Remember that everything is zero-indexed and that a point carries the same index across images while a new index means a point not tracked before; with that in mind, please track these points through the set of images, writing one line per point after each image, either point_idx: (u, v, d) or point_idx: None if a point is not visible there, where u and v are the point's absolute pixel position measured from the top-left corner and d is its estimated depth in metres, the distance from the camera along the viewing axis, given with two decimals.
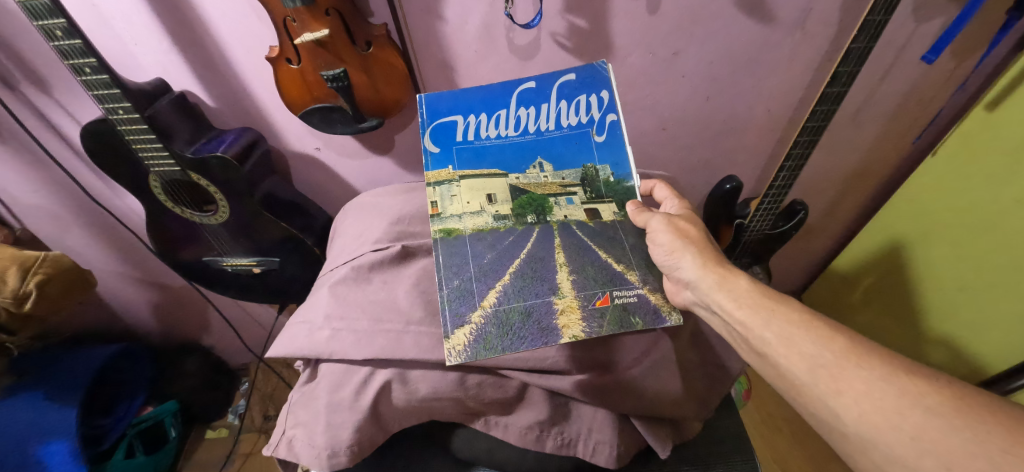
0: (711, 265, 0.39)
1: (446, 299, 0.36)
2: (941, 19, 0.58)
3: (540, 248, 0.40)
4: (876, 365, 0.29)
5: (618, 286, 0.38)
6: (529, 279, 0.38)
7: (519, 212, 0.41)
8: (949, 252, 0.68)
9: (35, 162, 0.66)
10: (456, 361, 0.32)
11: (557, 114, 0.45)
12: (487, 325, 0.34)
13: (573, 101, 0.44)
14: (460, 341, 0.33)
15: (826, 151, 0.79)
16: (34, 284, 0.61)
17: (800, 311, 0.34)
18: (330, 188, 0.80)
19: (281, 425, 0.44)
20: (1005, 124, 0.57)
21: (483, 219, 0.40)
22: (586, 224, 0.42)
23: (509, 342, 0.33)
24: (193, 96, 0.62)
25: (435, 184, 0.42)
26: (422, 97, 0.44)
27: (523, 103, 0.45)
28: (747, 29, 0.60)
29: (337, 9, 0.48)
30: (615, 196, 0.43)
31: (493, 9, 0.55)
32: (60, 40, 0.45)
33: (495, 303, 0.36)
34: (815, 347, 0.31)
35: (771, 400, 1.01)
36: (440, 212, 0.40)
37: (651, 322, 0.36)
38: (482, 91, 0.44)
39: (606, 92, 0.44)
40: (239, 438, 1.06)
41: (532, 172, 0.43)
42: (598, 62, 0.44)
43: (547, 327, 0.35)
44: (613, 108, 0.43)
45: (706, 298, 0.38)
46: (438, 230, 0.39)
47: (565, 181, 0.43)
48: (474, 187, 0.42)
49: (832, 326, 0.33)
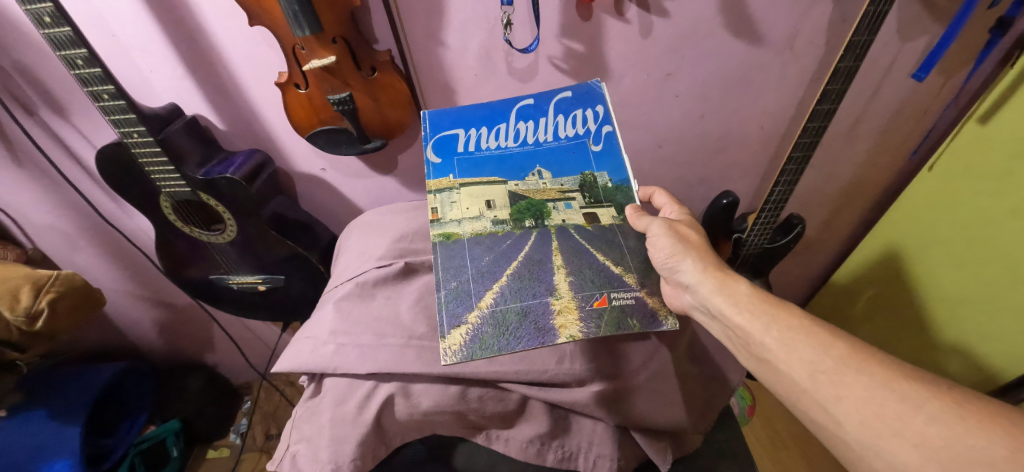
0: (711, 269, 0.40)
1: (443, 300, 0.37)
2: (924, 37, 0.60)
3: (538, 250, 0.41)
4: (876, 371, 0.30)
5: (615, 287, 0.39)
6: (526, 280, 0.39)
7: (517, 217, 0.42)
8: (947, 261, 0.69)
9: (49, 183, 0.68)
10: (451, 360, 0.33)
11: (554, 127, 0.48)
12: (483, 325, 0.36)
13: (570, 115, 0.48)
14: (456, 341, 0.34)
15: (822, 166, 0.80)
16: (46, 302, 0.63)
17: (800, 317, 0.35)
18: (334, 207, 0.82)
19: (284, 442, 0.44)
20: (999, 135, 0.59)
21: (481, 224, 0.41)
22: (584, 228, 0.43)
23: (505, 342, 0.34)
24: (204, 119, 0.64)
25: (436, 192, 0.43)
26: (426, 114, 0.47)
27: (522, 118, 0.48)
28: (737, 50, 0.62)
29: (343, 37, 0.51)
30: (614, 201, 0.44)
31: (493, 35, 0.58)
32: (81, 69, 0.48)
33: (492, 303, 0.37)
34: (816, 353, 0.32)
35: (774, 415, 1.01)
36: (440, 217, 0.41)
37: (647, 325, 0.37)
38: (484, 109, 0.49)
39: (601, 106, 0.47)
40: (242, 457, 1.05)
41: (532, 179, 0.45)
42: (593, 82, 0.49)
43: (543, 327, 0.36)
44: (608, 120, 0.46)
45: (706, 301, 0.39)
46: (438, 234, 0.40)
47: (564, 187, 0.44)
48: (473, 195, 0.43)
49: (831, 333, 0.33)
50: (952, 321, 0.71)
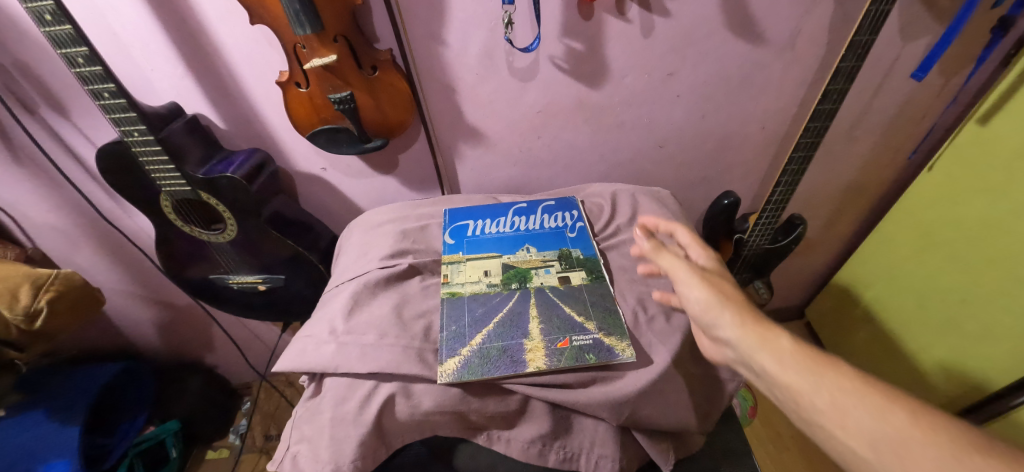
0: (750, 322, 0.35)
1: (443, 339, 0.44)
2: (926, 38, 0.60)
3: (518, 304, 0.48)
4: (950, 443, 0.23)
5: (576, 331, 0.44)
6: (507, 326, 0.45)
7: (506, 281, 0.51)
8: (949, 262, 0.71)
9: (50, 182, 0.68)
10: (445, 380, 0.40)
11: (541, 220, 0.60)
12: (472, 356, 0.42)
13: (554, 214, 0.61)
14: (450, 367, 0.41)
15: (824, 167, 0.80)
16: (45, 301, 0.62)
17: (854, 377, 0.29)
18: (334, 207, 0.81)
19: (284, 442, 0.43)
20: (998, 135, 0.59)
21: (479, 286, 0.50)
22: (557, 287, 0.50)
23: (487, 368, 0.41)
24: (205, 118, 0.64)
25: (448, 263, 0.53)
26: (446, 210, 0.62)
27: (518, 214, 0.62)
28: (739, 49, 0.62)
29: (344, 36, 0.50)
30: (583, 267, 0.52)
31: (494, 34, 0.57)
32: (82, 67, 0.47)
33: (481, 341, 0.44)
34: (872, 420, 0.26)
35: (776, 416, 1.01)
36: (449, 280, 0.51)
37: (604, 358, 0.42)
38: (489, 207, 0.62)
39: (575, 211, 0.61)
40: (240, 459, 1.05)
41: (521, 254, 0.55)
42: (571, 197, 0.65)
43: (518, 359, 0.42)
44: (581, 219, 0.60)
45: (750, 360, 0.34)
46: (445, 292, 0.50)
47: (545, 258, 0.54)
48: (475, 266, 0.53)
49: (894, 397, 0.27)
50: (957, 323, 0.72)
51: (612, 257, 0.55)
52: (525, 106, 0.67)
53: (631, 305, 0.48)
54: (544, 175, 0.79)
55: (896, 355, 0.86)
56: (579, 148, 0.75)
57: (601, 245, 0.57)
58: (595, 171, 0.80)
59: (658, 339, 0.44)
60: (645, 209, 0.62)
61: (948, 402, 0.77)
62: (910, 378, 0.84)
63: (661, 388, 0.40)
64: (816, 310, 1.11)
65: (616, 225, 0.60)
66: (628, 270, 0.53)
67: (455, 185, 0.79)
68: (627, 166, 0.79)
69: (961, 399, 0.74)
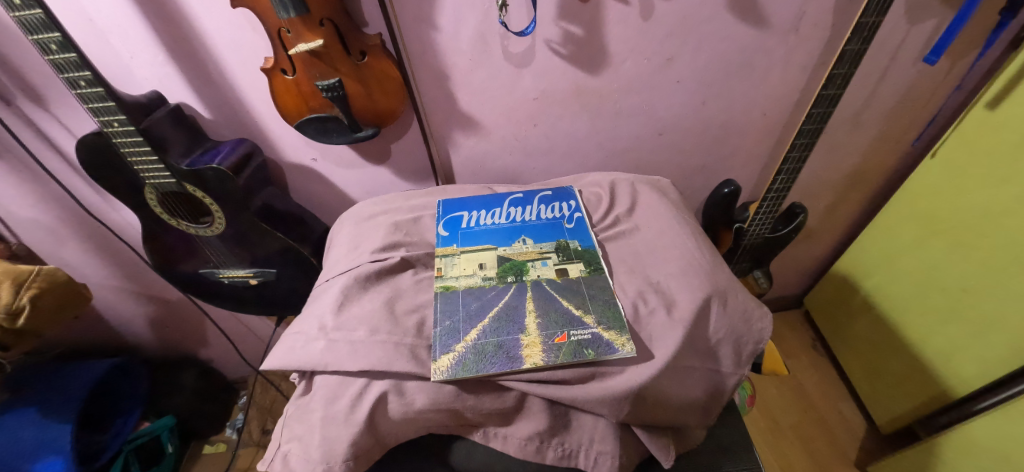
0: None
1: (437, 335, 0.42)
2: (934, 20, 0.57)
3: (515, 298, 0.47)
4: None
5: (574, 325, 0.43)
6: (504, 321, 0.44)
7: (502, 274, 0.50)
8: (955, 251, 0.70)
9: (31, 177, 0.66)
10: (438, 378, 0.39)
11: (537, 211, 0.59)
12: (466, 352, 0.41)
13: (550, 204, 0.60)
14: (444, 364, 0.40)
15: (826, 154, 0.78)
16: (28, 298, 0.61)
17: None
18: (326, 198, 0.79)
19: (276, 441, 0.42)
20: (1004, 121, 0.58)
21: (474, 279, 0.49)
22: (555, 280, 0.49)
23: (483, 365, 0.40)
24: (189, 107, 0.61)
25: (441, 256, 0.52)
26: (440, 202, 0.60)
27: (514, 204, 0.60)
28: (740, 32, 0.60)
29: (332, 20, 0.48)
30: (582, 259, 0.51)
31: (488, 18, 0.55)
32: (55, 54, 0.44)
33: (475, 337, 0.42)
34: None
35: (774, 406, 1.03)
36: (443, 274, 0.49)
37: (603, 353, 0.40)
38: (484, 198, 0.61)
39: (572, 201, 0.60)
40: (238, 453, 1.05)
41: (516, 245, 0.53)
42: (568, 186, 0.63)
43: (514, 355, 0.41)
44: (579, 209, 0.58)
45: None
46: (439, 286, 0.48)
47: (542, 250, 0.53)
48: (471, 259, 0.51)
49: None
50: (959, 313, 0.71)
51: (612, 248, 0.54)
52: (521, 92, 0.65)
53: (630, 298, 0.46)
54: (542, 164, 0.78)
55: (895, 344, 0.86)
56: (577, 137, 0.73)
57: (600, 235, 0.55)
58: (593, 159, 0.78)
59: (658, 333, 0.43)
60: (645, 199, 0.60)
61: (946, 389, 0.77)
62: (910, 365, 0.84)
63: (662, 381, 0.39)
64: (815, 299, 1.10)
65: (616, 215, 0.58)
66: (628, 261, 0.51)
67: (450, 175, 0.77)
68: (626, 154, 0.77)
69: (960, 386, 0.74)
